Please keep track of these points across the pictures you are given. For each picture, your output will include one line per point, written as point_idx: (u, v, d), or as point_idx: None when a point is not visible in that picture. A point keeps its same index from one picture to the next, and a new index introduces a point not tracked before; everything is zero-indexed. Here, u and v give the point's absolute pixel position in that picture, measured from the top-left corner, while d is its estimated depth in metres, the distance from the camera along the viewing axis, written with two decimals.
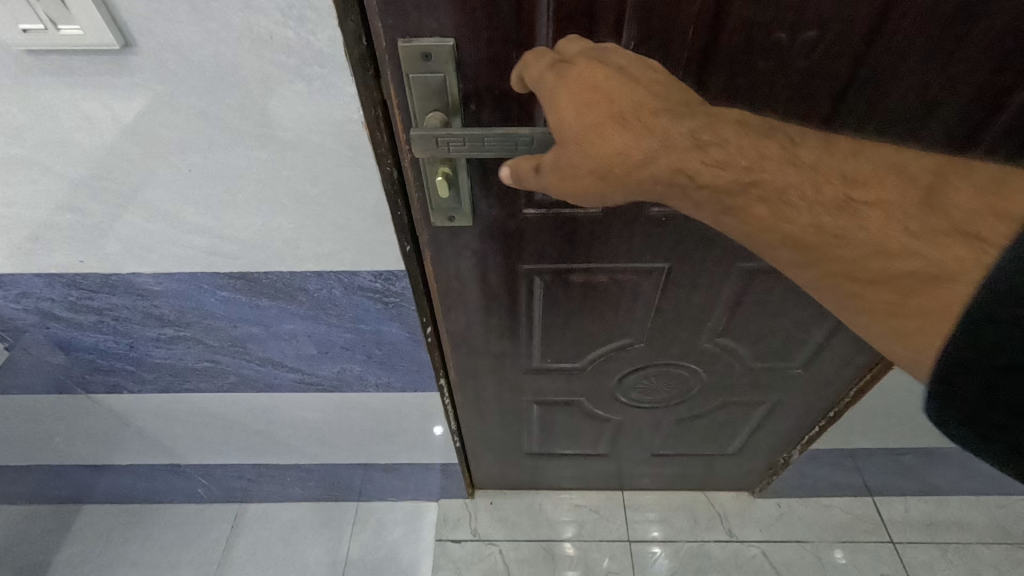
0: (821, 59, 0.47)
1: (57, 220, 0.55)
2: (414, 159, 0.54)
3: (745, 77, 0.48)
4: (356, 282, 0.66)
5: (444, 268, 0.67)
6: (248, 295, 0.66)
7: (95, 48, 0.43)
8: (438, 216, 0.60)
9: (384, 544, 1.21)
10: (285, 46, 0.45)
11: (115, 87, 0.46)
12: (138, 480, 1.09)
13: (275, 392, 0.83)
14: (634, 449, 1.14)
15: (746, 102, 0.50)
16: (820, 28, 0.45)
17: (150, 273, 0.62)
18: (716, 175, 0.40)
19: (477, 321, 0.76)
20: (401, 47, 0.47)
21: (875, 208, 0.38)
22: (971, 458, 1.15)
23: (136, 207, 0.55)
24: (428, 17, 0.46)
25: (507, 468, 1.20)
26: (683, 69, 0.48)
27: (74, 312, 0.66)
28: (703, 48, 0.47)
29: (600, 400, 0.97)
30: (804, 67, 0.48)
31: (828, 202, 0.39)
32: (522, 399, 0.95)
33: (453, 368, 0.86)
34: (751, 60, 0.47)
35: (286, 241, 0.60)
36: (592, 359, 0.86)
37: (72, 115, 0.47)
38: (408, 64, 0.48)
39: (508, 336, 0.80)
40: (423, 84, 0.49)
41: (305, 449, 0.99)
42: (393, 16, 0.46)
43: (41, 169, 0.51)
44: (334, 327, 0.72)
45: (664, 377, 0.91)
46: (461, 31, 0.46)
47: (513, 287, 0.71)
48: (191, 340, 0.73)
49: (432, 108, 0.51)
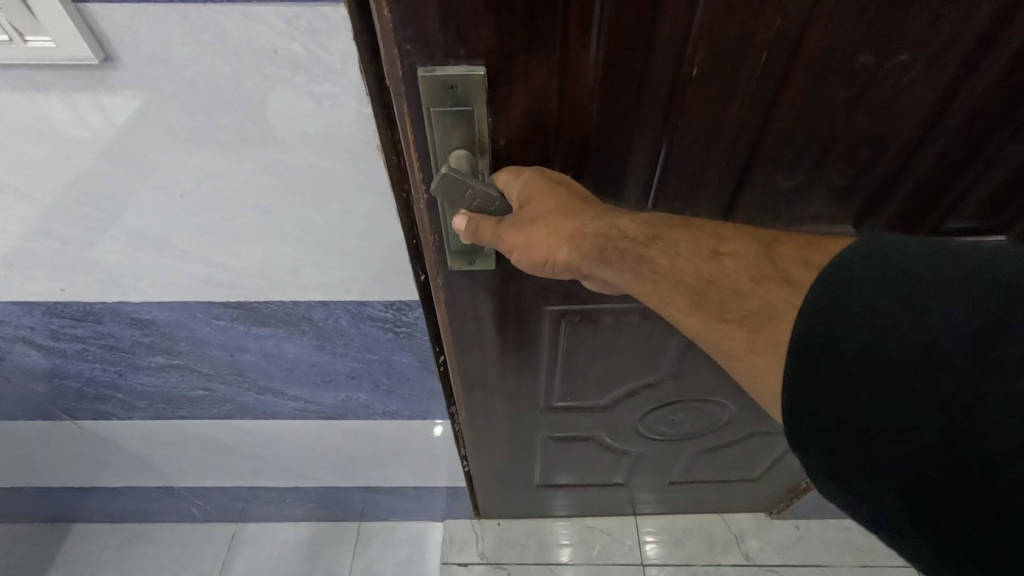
0: (913, 84, 0.38)
1: (34, 247, 0.50)
2: (431, 199, 0.43)
3: (817, 106, 0.39)
4: (365, 312, 0.58)
5: (457, 313, 0.56)
6: (246, 323, 0.59)
7: (72, 63, 0.35)
8: (456, 261, 0.48)
9: (387, 566, 1.18)
10: (292, 62, 0.36)
11: (94, 104, 0.38)
12: (129, 500, 1.10)
13: (276, 418, 0.78)
14: (654, 479, 1.03)
15: (811, 136, 0.41)
16: (917, 50, 0.36)
17: (140, 302, 0.56)
18: (634, 224, 0.38)
19: (492, 363, 0.65)
20: (420, 75, 0.36)
21: (737, 262, 0.37)
22: None
23: (120, 235, 0.49)
24: (455, 41, 0.35)
25: (515, 498, 1.10)
26: (749, 98, 0.39)
27: (55, 341, 0.62)
28: (774, 73, 0.38)
29: (620, 436, 0.86)
30: (891, 95, 0.39)
31: (700, 258, 0.38)
32: (537, 436, 0.84)
33: (463, 409, 0.75)
34: (828, 86, 0.38)
35: (288, 270, 0.52)
36: (616, 399, 0.75)
37: (46, 134, 0.40)
38: (428, 98, 0.37)
39: (525, 377, 0.69)
40: (448, 119, 0.38)
41: (304, 472, 0.97)
42: (414, 41, 0.35)
43: (16, 194, 0.45)
44: (338, 356, 0.65)
45: (691, 413, 0.80)
46: (494, 56, 0.36)
47: (534, 328, 0.60)
48: (181, 368, 0.67)
49: (455, 146, 0.40)
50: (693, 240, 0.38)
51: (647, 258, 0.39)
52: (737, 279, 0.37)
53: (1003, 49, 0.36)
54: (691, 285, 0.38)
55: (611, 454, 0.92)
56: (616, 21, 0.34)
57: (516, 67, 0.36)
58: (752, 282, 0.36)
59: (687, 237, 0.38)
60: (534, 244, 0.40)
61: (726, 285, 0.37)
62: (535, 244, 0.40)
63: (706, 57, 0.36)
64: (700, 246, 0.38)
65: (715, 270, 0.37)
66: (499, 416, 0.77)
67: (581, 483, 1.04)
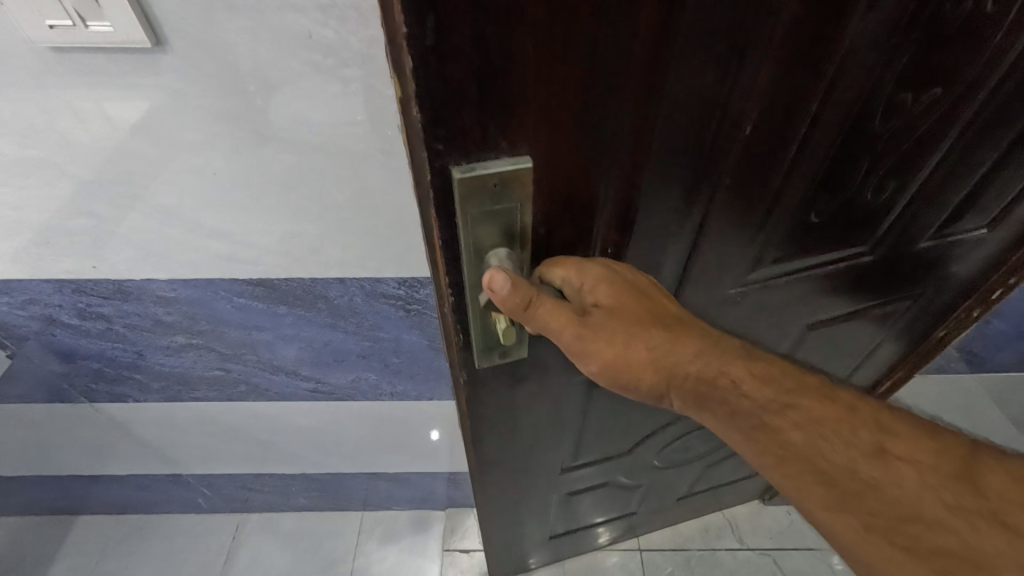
0: (934, 110, 0.45)
1: (69, 224, 0.53)
2: (459, 295, 0.43)
3: (855, 139, 0.45)
4: (378, 289, 0.61)
5: (482, 395, 0.56)
6: (265, 301, 0.63)
7: (125, 46, 0.39)
8: (483, 348, 0.48)
9: (390, 554, 1.20)
10: (325, 47, 0.40)
11: (142, 86, 0.42)
12: (136, 489, 1.12)
13: (287, 399, 0.81)
14: (662, 499, 1.06)
15: (848, 165, 0.47)
16: (944, 85, 0.44)
17: (165, 280, 0.60)
18: (761, 387, 0.46)
19: (525, 437, 0.67)
20: (458, 180, 0.35)
21: (904, 463, 0.44)
22: None
23: (153, 212, 0.52)
24: (495, 136, 0.34)
25: (520, 557, 1.06)
26: (798, 142, 0.43)
27: (81, 320, 0.66)
28: (824, 116, 0.42)
29: (634, 471, 0.90)
30: (915, 122, 0.46)
31: (864, 445, 0.45)
32: (558, 492, 0.86)
33: (489, 484, 0.74)
34: (867, 123, 0.44)
35: (309, 247, 0.56)
36: (638, 440, 0.82)
37: (93, 114, 0.44)
38: (467, 193, 0.36)
39: (554, 442, 0.72)
40: (484, 218, 0.37)
41: (311, 458, 1.00)
42: (448, 137, 0.33)
43: (58, 174, 0.49)
44: (351, 336, 0.68)
45: (704, 436, 0.89)
46: (537, 144, 0.35)
47: (561, 398, 0.63)
48: (200, 348, 0.71)
49: (489, 241, 0.39)
50: (852, 428, 0.46)
51: (780, 421, 0.46)
52: (903, 482, 0.43)
53: (965, 117, 0.47)
54: (829, 463, 0.45)
55: (625, 490, 0.96)
56: (679, 104, 0.36)
57: (566, 151, 0.36)
58: (919, 493, 0.43)
59: (846, 423, 0.46)
60: (619, 359, 0.46)
61: (874, 474, 0.44)
62: (621, 358, 0.46)
63: (761, 113, 0.39)
64: (867, 441, 0.45)
65: (880, 471, 0.44)
66: (523, 482, 0.78)
67: (592, 523, 1.05)
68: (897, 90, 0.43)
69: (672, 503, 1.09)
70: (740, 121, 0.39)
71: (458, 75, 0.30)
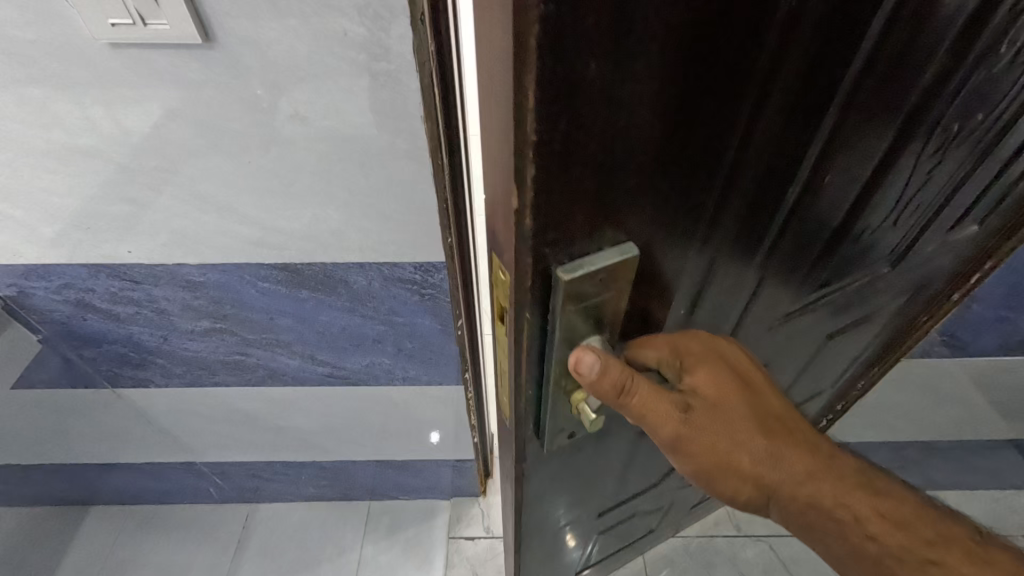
0: (955, 132, 0.50)
1: (111, 210, 0.57)
2: (537, 372, 0.43)
3: (891, 164, 0.49)
4: (396, 274, 0.65)
5: (540, 467, 0.56)
6: (288, 286, 0.67)
7: (178, 42, 0.43)
8: (552, 425, 0.48)
9: (397, 543, 1.23)
10: (359, 44, 0.44)
11: (190, 79, 0.46)
12: (150, 478, 1.15)
13: (304, 384, 0.85)
14: (676, 512, 1.09)
15: (882, 188, 0.51)
16: (964, 110, 0.48)
17: (196, 264, 0.63)
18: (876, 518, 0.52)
19: (574, 493, 0.67)
20: (562, 274, 0.35)
21: None
22: (968, 452, 1.12)
23: (189, 198, 0.56)
24: (603, 224, 0.34)
25: None
26: (845, 174, 0.46)
27: (112, 304, 0.69)
28: (871, 149, 0.46)
29: (658, 494, 0.93)
30: (939, 144, 0.50)
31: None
32: (593, 531, 0.87)
33: (535, 539, 0.73)
34: (902, 150, 0.48)
35: (333, 233, 0.60)
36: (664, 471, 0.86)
37: (142, 106, 0.48)
38: (568, 291, 0.36)
39: (595, 490, 0.72)
40: (578, 307, 0.37)
41: (322, 444, 1.03)
42: (559, 229, 0.33)
43: (104, 162, 0.53)
44: (368, 320, 0.72)
45: None
46: (637, 225, 0.36)
47: (606, 450, 0.64)
48: (223, 333, 0.74)
49: (578, 326, 0.39)
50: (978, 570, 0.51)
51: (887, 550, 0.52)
52: None
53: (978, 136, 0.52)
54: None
55: (647, 514, 0.98)
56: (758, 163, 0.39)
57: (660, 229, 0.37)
58: None
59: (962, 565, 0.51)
60: (725, 466, 0.50)
61: None
62: (727, 465, 0.50)
63: (822, 155, 0.43)
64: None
65: None
66: (564, 531, 0.78)
67: (613, 551, 1.06)
68: (930, 119, 0.47)
69: (684, 514, 1.12)
70: (797, 178, 0.43)
71: (574, 171, 0.30)
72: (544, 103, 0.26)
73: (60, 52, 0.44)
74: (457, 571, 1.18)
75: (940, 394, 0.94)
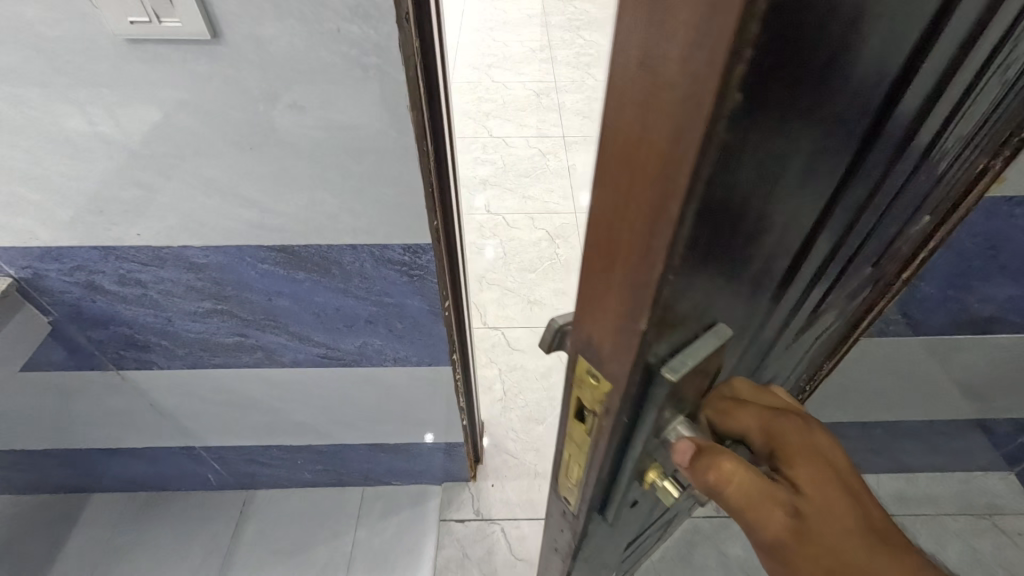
0: (948, 158, 0.53)
1: (123, 194, 0.62)
2: (620, 453, 0.43)
3: (902, 195, 0.51)
4: (386, 256, 0.70)
5: (605, 528, 0.57)
6: (286, 267, 0.72)
7: (189, 38, 0.48)
8: (626, 494, 0.49)
9: (390, 525, 1.27)
10: (351, 40, 0.49)
11: (199, 72, 0.51)
12: (150, 463, 1.19)
13: (300, 365, 0.90)
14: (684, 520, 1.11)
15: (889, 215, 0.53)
16: (958, 140, 0.51)
17: (200, 246, 0.68)
18: None
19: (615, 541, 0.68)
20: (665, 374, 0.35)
21: None
22: (933, 433, 1.17)
23: (196, 183, 0.61)
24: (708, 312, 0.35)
25: None
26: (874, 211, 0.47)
27: (120, 286, 0.74)
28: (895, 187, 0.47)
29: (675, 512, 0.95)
30: (936, 170, 0.53)
31: None
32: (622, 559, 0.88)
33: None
34: (912, 182, 0.50)
35: (328, 215, 0.65)
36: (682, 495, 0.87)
37: (154, 96, 0.53)
38: (673, 386, 0.36)
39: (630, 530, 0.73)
40: (674, 395, 0.38)
41: (318, 427, 1.08)
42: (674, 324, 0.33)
43: (118, 148, 0.58)
44: (360, 301, 0.77)
45: None
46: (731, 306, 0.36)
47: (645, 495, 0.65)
48: (224, 314, 0.79)
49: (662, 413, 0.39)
50: None
51: None
52: None
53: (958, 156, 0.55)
54: None
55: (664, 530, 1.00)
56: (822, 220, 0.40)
57: (745, 296, 0.38)
58: None
59: None
60: None
61: None
62: None
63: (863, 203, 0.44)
64: None
65: None
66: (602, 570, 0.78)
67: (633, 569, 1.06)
68: (937, 152, 0.49)
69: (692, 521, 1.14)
70: (840, 228, 0.44)
71: (700, 269, 0.30)
72: (692, 220, 0.26)
73: (82, 47, 0.49)
74: (447, 551, 1.23)
75: (904, 373, 0.99)
